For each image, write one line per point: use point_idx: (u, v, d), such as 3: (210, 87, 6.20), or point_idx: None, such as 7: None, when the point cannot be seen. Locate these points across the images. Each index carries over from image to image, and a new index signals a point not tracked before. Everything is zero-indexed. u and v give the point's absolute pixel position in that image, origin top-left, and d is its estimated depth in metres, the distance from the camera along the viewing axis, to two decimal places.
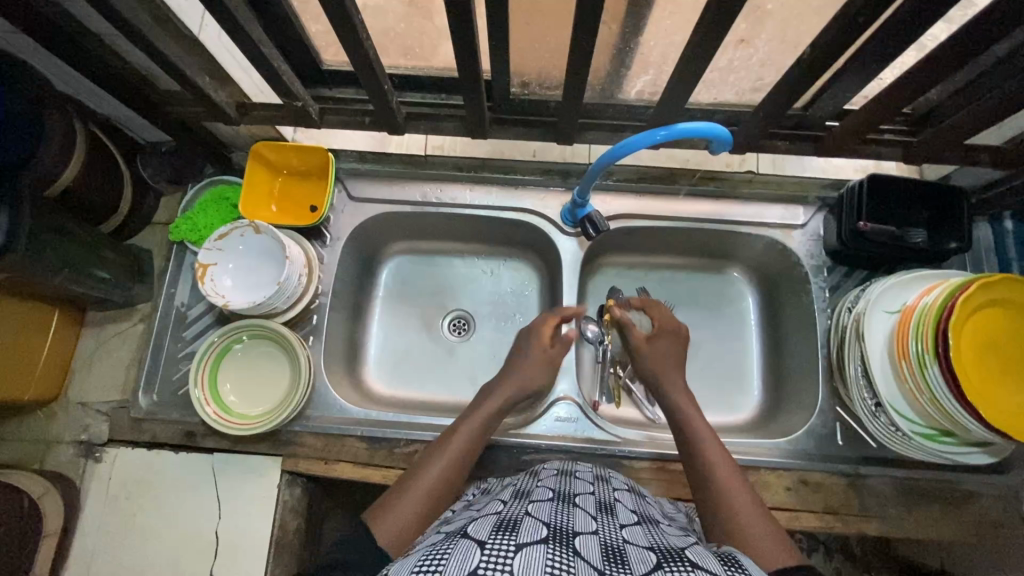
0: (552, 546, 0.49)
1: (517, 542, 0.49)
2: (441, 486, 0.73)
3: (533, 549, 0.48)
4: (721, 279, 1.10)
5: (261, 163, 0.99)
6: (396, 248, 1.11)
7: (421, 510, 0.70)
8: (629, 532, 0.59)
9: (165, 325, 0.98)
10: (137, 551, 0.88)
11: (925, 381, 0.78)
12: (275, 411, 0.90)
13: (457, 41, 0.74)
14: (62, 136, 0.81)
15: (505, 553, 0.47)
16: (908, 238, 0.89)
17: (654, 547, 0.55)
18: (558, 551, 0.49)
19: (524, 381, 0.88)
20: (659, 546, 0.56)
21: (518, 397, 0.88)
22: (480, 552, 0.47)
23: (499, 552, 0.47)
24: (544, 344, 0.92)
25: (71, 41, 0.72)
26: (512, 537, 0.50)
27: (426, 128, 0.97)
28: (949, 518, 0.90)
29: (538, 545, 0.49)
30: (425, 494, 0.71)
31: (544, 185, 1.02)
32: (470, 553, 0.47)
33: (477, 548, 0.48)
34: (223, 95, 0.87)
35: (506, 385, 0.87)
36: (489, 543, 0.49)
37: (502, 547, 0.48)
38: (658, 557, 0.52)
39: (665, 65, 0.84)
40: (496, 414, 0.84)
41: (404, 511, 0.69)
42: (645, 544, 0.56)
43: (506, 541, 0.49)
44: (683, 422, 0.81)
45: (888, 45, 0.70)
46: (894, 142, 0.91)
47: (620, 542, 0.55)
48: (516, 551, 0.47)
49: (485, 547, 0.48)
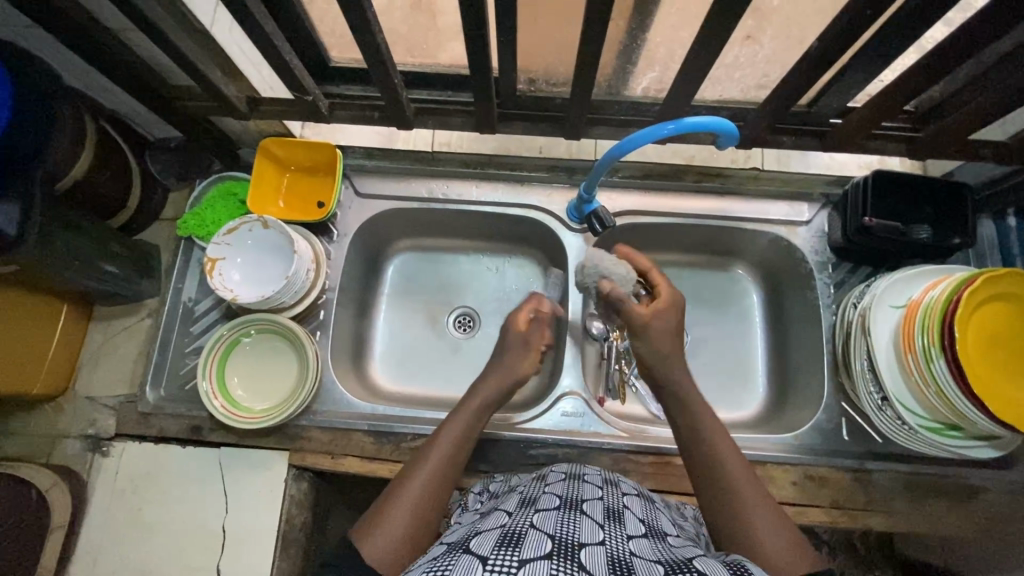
0: (557, 561, 0.50)
1: (521, 558, 0.50)
2: (430, 497, 0.69)
3: (536, 565, 0.49)
4: (725, 276, 1.11)
5: (269, 159, 1.00)
6: (402, 244, 1.12)
7: (411, 527, 0.65)
8: (636, 544, 0.59)
9: (172, 320, 0.98)
10: (144, 545, 0.88)
11: (930, 374, 0.79)
12: (283, 405, 0.91)
13: (468, 38, 0.74)
14: (74, 130, 0.82)
15: (508, 571, 0.48)
16: (913, 234, 0.90)
17: (661, 561, 0.55)
18: (563, 566, 0.49)
19: (506, 376, 0.85)
20: (666, 559, 0.56)
21: (499, 397, 0.84)
22: (483, 568, 0.49)
23: (502, 570, 0.48)
24: (520, 330, 0.91)
25: (85, 36, 0.73)
26: (516, 552, 0.51)
27: (435, 124, 0.96)
28: (954, 513, 0.90)
29: (541, 560, 0.50)
30: (413, 510, 0.67)
31: (550, 182, 1.03)
32: (472, 569, 0.49)
33: (479, 565, 0.49)
34: (234, 90, 0.87)
35: (490, 384, 0.84)
36: (492, 559, 0.50)
37: (504, 563, 0.49)
38: (665, 569, 0.53)
39: (671, 62, 0.85)
40: (485, 408, 0.81)
41: (394, 529, 0.64)
42: (652, 557, 0.56)
43: (509, 557, 0.50)
44: (680, 409, 0.78)
45: (893, 41, 0.71)
46: (897, 139, 0.91)
47: (627, 554, 0.55)
48: (520, 567, 0.49)
49: (488, 563, 0.49)
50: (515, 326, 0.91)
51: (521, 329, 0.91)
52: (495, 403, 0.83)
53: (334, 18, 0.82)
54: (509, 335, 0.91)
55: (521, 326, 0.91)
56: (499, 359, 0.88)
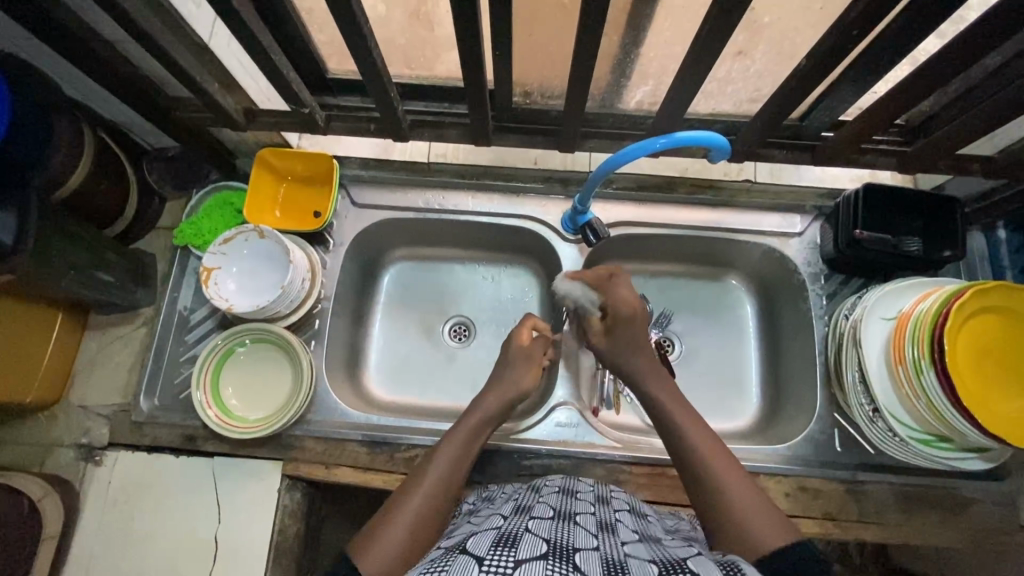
0: (552, 561, 0.50)
1: (517, 558, 0.50)
2: (429, 514, 0.69)
3: (532, 565, 0.49)
4: (720, 287, 1.11)
5: (266, 169, 1.01)
6: (397, 254, 1.12)
7: (407, 546, 0.65)
8: (631, 547, 0.59)
9: (167, 329, 0.98)
10: (137, 555, 0.88)
11: (921, 387, 0.79)
12: (275, 416, 0.91)
13: (464, 52, 0.75)
14: (72, 139, 0.82)
15: (505, 570, 0.48)
16: (903, 247, 0.92)
17: (656, 560, 0.56)
18: (558, 567, 0.49)
19: (508, 390, 0.85)
20: (661, 559, 0.57)
21: (502, 411, 0.84)
22: (479, 568, 0.49)
23: (497, 570, 0.48)
24: (523, 343, 0.92)
25: (86, 49, 0.74)
26: (511, 553, 0.51)
27: (430, 135, 0.98)
28: (946, 524, 0.91)
29: (537, 561, 0.50)
30: (411, 526, 0.67)
31: (545, 193, 1.04)
32: (468, 568, 0.49)
33: (475, 565, 0.49)
34: (231, 101, 0.88)
35: (493, 398, 0.84)
36: (488, 560, 0.50)
37: (501, 562, 0.49)
38: (659, 569, 0.53)
39: (664, 76, 0.86)
40: (489, 419, 0.82)
41: (391, 544, 0.64)
42: (647, 557, 0.57)
43: (505, 557, 0.50)
44: (662, 427, 0.79)
45: (882, 57, 0.72)
46: (889, 152, 0.92)
47: (622, 556, 0.56)
48: (515, 567, 0.49)
49: (483, 563, 0.49)
50: (517, 340, 0.92)
51: (525, 344, 0.91)
52: (496, 418, 0.83)
53: (332, 29, 0.83)
54: (513, 347, 0.91)
55: (525, 341, 0.91)
56: (503, 372, 0.88)
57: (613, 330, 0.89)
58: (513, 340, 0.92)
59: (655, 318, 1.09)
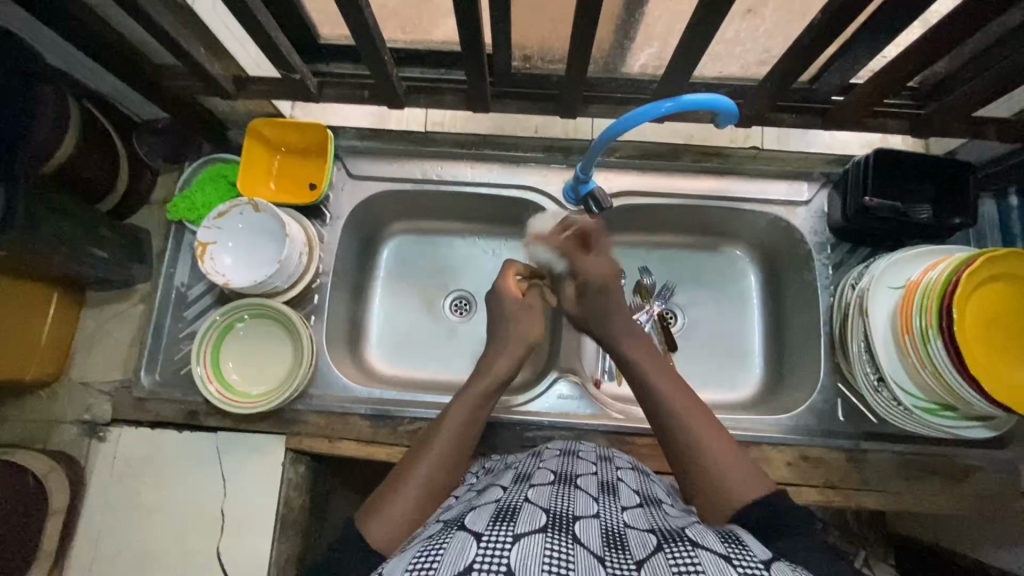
0: (551, 534, 0.50)
1: (515, 533, 0.49)
2: (436, 481, 0.69)
3: (531, 540, 0.49)
4: (723, 257, 1.10)
5: (259, 141, 0.98)
6: (396, 227, 1.10)
7: (414, 514, 0.65)
8: (631, 514, 0.59)
9: (166, 305, 0.97)
10: (143, 528, 0.89)
11: (927, 356, 0.79)
12: (273, 393, 0.90)
13: (461, 16, 0.72)
14: (56, 109, 0.80)
15: (503, 546, 0.48)
16: (913, 214, 0.89)
17: (655, 529, 0.56)
18: (556, 540, 0.49)
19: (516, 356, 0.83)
20: (660, 527, 0.56)
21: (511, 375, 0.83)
22: (477, 545, 0.48)
23: (495, 545, 0.48)
24: (516, 297, 0.89)
25: (63, 11, 0.71)
26: (510, 527, 0.50)
27: (426, 103, 0.95)
28: (948, 491, 0.91)
29: (535, 535, 0.49)
30: (418, 497, 0.66)
31: (546, 162, 1.01)
32: (465, 546, 0.48)
33: (473, 541, 0.49)
34: (219, 68, 0.85)
35: (501, 361, 0.82)
36: (486, 535, 0.49)
37: (498, 538, 0.49)
38: (658, 539, 0.53)
39: (670, 37, 0.83)
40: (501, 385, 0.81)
41: (398, 513, 0.64)
42: (646, 526, 0.57)
43: (503, 532, 0.50)
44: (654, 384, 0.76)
45: (898, 15, 0.68)
46: (901, 116, 0.89)
47: (621, 526, 0.56)
48: (513, 542, 0.48)
49: (481, 540, 0.48)
50: (507, 295, 0.88)
51: (519, 298, 0.88)
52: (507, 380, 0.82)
53: None
54: (510, 303, 0.87)
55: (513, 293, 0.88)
56: (502, 333, 0.86)
57: (584, 295, 0.86)
58: (505, 296, 0.88)
59: (659, 291, 1.06)
